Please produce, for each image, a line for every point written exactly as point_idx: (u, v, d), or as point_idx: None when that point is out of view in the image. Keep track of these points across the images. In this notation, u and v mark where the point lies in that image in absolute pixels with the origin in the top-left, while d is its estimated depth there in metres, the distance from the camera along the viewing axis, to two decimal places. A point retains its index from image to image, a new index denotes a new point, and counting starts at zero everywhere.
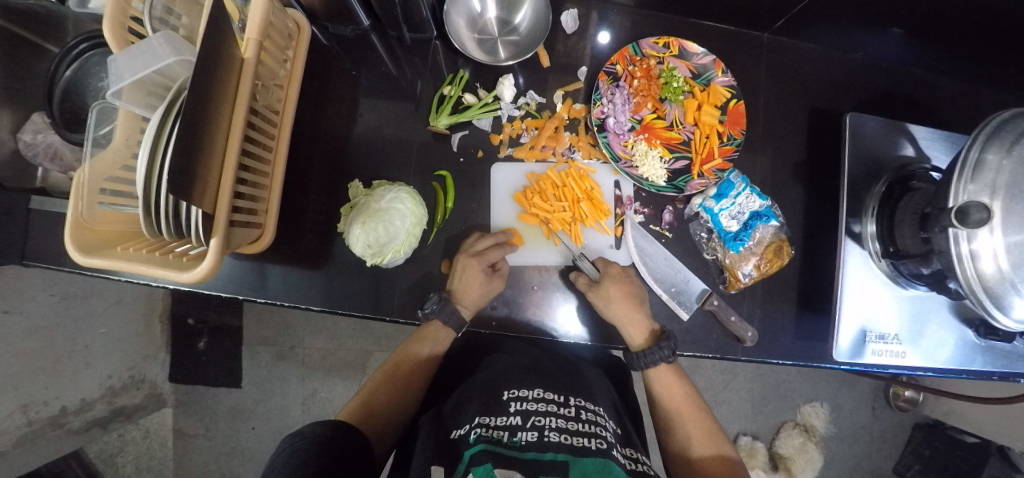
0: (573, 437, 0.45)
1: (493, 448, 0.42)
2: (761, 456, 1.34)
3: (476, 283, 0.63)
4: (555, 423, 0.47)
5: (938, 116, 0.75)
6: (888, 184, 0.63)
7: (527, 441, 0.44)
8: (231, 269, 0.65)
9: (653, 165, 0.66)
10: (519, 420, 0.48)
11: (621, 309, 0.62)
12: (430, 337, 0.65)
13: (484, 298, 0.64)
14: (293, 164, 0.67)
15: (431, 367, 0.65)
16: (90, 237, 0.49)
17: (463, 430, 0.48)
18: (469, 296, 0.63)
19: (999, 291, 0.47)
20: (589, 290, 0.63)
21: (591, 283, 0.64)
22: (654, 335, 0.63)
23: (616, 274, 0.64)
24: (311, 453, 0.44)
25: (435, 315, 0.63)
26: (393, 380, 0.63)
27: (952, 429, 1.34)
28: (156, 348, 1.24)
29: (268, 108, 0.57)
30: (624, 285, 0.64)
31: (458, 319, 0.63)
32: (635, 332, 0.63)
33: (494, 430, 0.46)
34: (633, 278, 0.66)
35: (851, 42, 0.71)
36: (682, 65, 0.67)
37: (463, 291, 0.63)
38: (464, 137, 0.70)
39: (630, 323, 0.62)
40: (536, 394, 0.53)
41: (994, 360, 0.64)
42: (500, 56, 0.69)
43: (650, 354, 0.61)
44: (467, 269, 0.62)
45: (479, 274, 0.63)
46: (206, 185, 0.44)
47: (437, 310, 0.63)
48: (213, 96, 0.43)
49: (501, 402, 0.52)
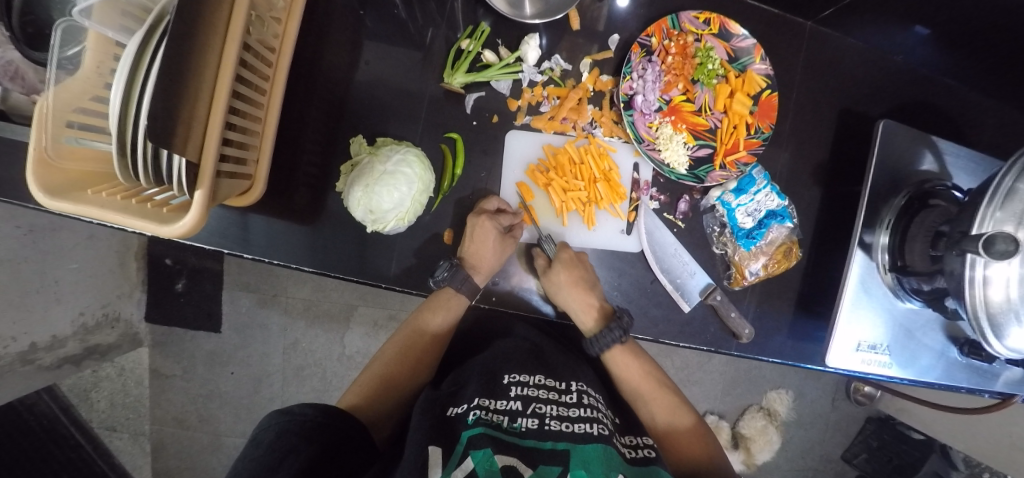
0: (574, 423, 0.44)
1: (492, 433, 0.41)
2: (724, 434, 1.42)
3: (487, 245, 0.60)
4: (555, 412, 0.47)
5: (963, 131, 0.73)
6: (907, 198, 0.62)
7: (527, 428, 0.43)
8: (213, 220, 0.60)
9: (676, 150, 0.62)
10: (519, 405, 0.47)
11: (573, 297, 0.61)
12: (441, 309, 0.63)
13: (497, 262, 0.63)
14: (287, 109, 0.61)
15: (443, 339, 0.64)
16: (55, 177, 0.44)
17: (461, 408, 0.47)
18: (483, 261, 0.61)
19: (1001, 320, 0.49)
20: (542, 275, 0.62)
21: (546, 266, 0.63)
22: (605, 314, 0.63)
23: (568, 259, 0.62)
24: (299, 437, 0.43)
25: (447, 283, 0.60)
26: (406, 355, 0.62)
27: (902, 425, 1.44)
28: (131, 287, 1.19)
29: (262, 45, 0.50)
30: (575, 270, 0.61)
31: (472, 285, 0.61)
32: (586, 317, 0.63)
33: (494, 414, 0.45)
34: (586, 264, 0.64)
35: (896, 43, 0.67)
36: (720, 46, 0.62)
37: (476, 254, 0.60)
38: (480, 99, 0.64)
39: (582, 310, 0.62)
40: (536, 380, 0.52)
41: (969, 376, 0.67)
42: (525, 12, 0.62)
43: (603, 338, 0.61)
44: (478, 231, 0.60)
45: (491, 234, 0.60)
46: (191, 133, 0.39)
47: (450, 278, 0.60)
48: (197, 20, 0.37)
49: (501, 386, 0.51)
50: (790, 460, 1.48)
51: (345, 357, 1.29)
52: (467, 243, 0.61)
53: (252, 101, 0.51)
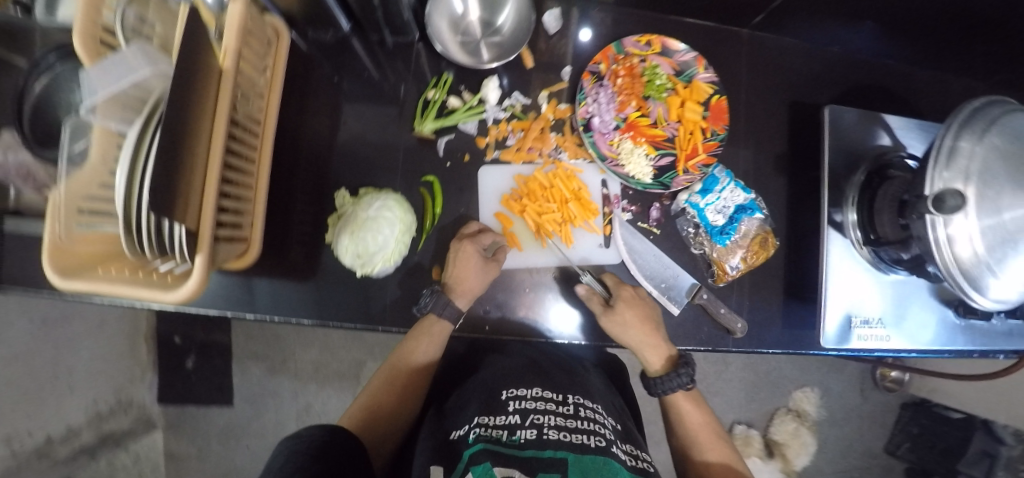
0: (572, 433, 0.45)
1: (492, 448, 0.43)
2: (757, 443, 1.37)
3: (470, 268, 0.62)
4: (554, 421, 0.47)
5: (912, 105, 0.77)
6: (867, 173, 0.65)
7: (525, 439, 0.44)
8: (215, 285, 0.64)
9: (638, 163, 0.67)
10: (518, 419, 0.48)
11: (638, 336, 0.62)
12: (424, 336, 0.62)
13: (482, 284, 0.63)
14: (277, 174, 0.66)
15: (430, 365, 0.65)
16: (73, 259, 0.49)
17: (462, 431, 0.49)
18: (466, 283, 0.62)
19: (976, 273, 0.52)
20: (605, 315, 0.63)
21: (605, 307, 0.63)
22: (672, 360, 0.65)
23: (628, 297, 0.64)
24: (307, 457, 0.44)
25: (430, 309, 0.62)
26: (395, 384, 0.64)
27: (938, 407, 1.39)
28: (141, 370, 1.20)
29: (250, 119, 0.56)
30: (639, 308, 0.63)
31: (455, 310, 0.62)
32: (654, 358, 0.65)
33: (493, 430, 0.46)
34: (647, 300, 0.65)
35: (828, 36, 0.73)
36: (664, 63, 0.68)
37: (459, 277, 0.62)
38: (451, 140, 0.69)
39: (649, 350, 0.64)
40: (534, 393, 0.53)
41: (973, 338, 0.67)
42: (483, 58, 0.67)
43: (669, 381, 0.63)
44: (461, 254, 0.62)
45: (473, 257, 0.63)
46: (188, 205, 0.44)
47: (431, 303, 0.62)
48: (186, 105, 0.42)
49: (501, 402, 0.52)
50: (831, 462, 1.41)
51: None
52: (450, 267, 0.63)
53: (244, 170, 0.56)
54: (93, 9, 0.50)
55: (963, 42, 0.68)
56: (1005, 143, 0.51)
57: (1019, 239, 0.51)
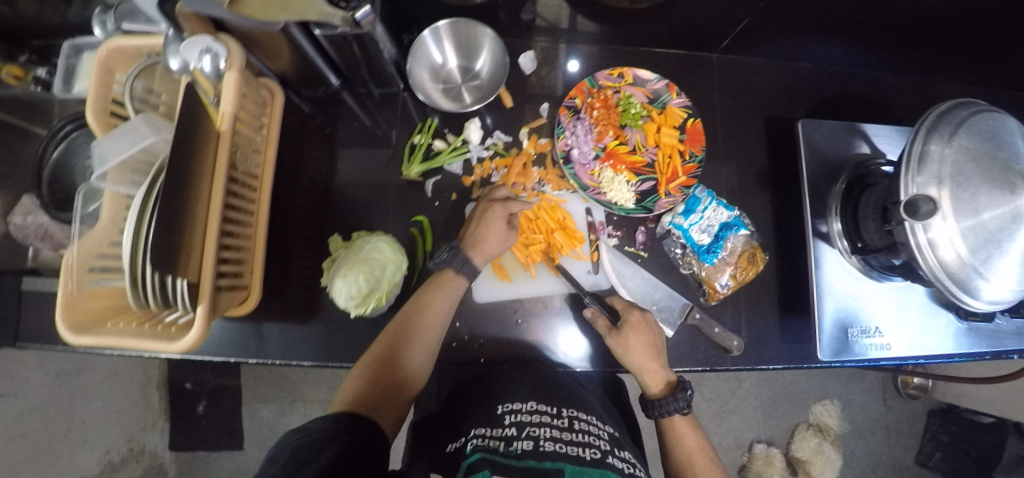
0: (568, 445, 0.46)
1: (490, 457, 0.43)
2: (779, 462, 1.32)
3: (496, 227, 0.64)
4: (549, 433, 0.48)
5: (889, 112, 0.79)
6: (847, 182, 0.65)
7: (522, 450, 0.44)
8: (218, 332, 0.66)
9: (619, 189, 0.69)
10: (514, 430, 0.48)
11: (640, 360, 0.62)
12: (441, 289, 0.62)
13: (501, 246, 0.65)
14: (276, 221, 0.69)
15: (442, 323, 0.61)
16: (82, 315, 0.52)
17: (459, 443, 0.49)
18: (488, 242, 0.64)
19: (963, 276, 0.49)
20: (610, 336, 0.62)
21: (611, 329, 0.63)
22: (670, 384, 0.63)
23: (635, 322, 0.63)
24: (312, 449, 0.45)
25: (446, 264, 0.64)
26: (399, 347, 0.59)
27: (967, 412, 1.33)
28: (154, 417, 1.22)
29: (247, 174, 0.60)
30: (644, 333, 0.62)
31: (472, 268, 0.64)
32: (652, 381, 0.63)
33: (490, 440, 0.47)
34: (652, 324, 0.64)
35: (795, 54, 0.75)
36: (638, 92, 0.71)
37: (483, 234, 0.64)
38: (437, 182, 0.72)
39: (649, 372, 0.62)
40: (529, 406, 0.53)
41: (979, 341, 0.65)
42: (466, 102, 0.71)
43: (667, 404, 0.61)
44: (489, 214, 0.65)
45: (500, 218, 0.65)
46: (190, 258, 0.47)
47: (450, 258, 0.64)
48: (187, 167, 0.45)
49: (496, 415, 0.52)
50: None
51: None
52: (474, 225, 0.65)
53: (243, 221, 0.59)
54: (104, 83, 0.56)
55: (929, 49, 0.70)
56: (974, 145, 0.49)
57: (1003, 239, 0.49)
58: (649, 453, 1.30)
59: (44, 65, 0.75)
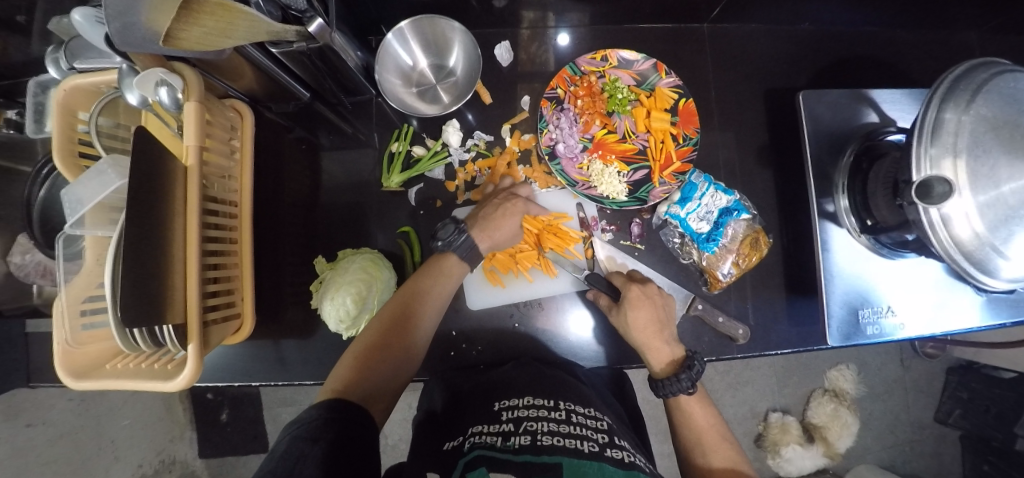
0: (566, 438, 0.44)
1: (487, 453, 0.41)
2: (795, 429, 1.32)
3: (510, 219, 0.65)
4: (547, 427, 0.46)
5: (901, 71, 0.73)
6: (854, 155, 0.61)
7: (520, 445, 0.43)
8: (218, 358, 0.66)
9: (610, 182, 0.66)
10: (511, 426, 0.47)
11: (642, 337, 0.60)
12: (441, 276, 0.62)
13: (507, 238, 0.65)
14: (263, 242, 0.68)
15: (437, 310, 0.60)
16: (80, 359, 0.51)
17: (457, 441, 0.48)
18: (498, 231, 0.64)
19: (981, 256, 0.46)
20: (612, 314, 0.62)
21: (613, 305, 0.62)
22: (677, 361, 0.61)
23: (635, 297, 0.61)
24: (307, 441, 0.43)
25: (449, 248, 0.63)
26: (389, 339, 0.57)
27: (987, 367, 1.30)
28: (181, 428, 1.26)
29: (225, 202, 0.58)
30: (647, 308, 0.60)
31: (472, 249, 0.64)
32: (655, 357, 0.61)
33: (487, 436, 0.45)
34: (658, 301, 0.62)
35: (794, 16, 0.70)
36: (624, 75, 0.67)
37: (495, 222, 0.64)
38: (420, 190, 0.70)
39: (649, 348, 0.61)
40: (525, 401, 0.51)
41: (1000, 310, 0.61)
42: (444, 102, 0.68)
43: (671, 384, 0.59)
44: (507, 206, 0.65)
45: (517, 212, 0.65)
46: (173, 301, 0.46)
47: (453, 239, 0.63)
48: (154, 202, 0.44)
49: (492, 412, 0.51)
50: (878, 438, 1.35)
51: (388, 446, 1.30)
52: (490, 209, 0.64)
53: (226, 251, 0.58)
54: (68, 124, 0.54)
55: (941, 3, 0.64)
56: (994, 112, 0.45)
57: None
58: (664, 430, 1.31)
59: (13, 107, 0.73)
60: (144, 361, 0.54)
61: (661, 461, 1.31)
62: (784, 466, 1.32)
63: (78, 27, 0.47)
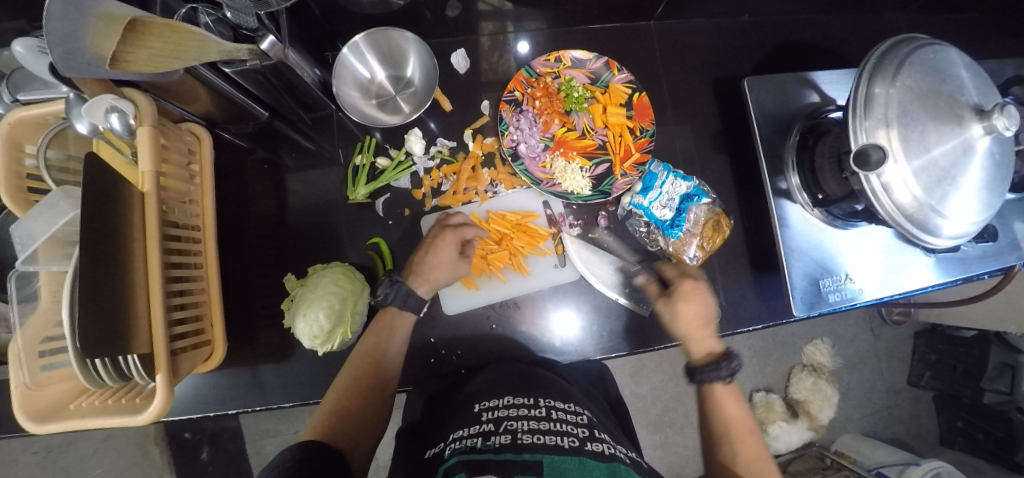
0: (546, 436, 0.44)
1: (468, 457, 0.41)
2: (779, 407, 1.35)
3: (445, 256, 0.63)
4: (527, 426, 0.46)
5: (836, 53, 0.77)
6: (800, 134, 0.65)
7: (500, 443, 0.43)
8: (189, 389, 0.64)
9: (574, 178, 0.68)
10: (492, 426, 0.47)
11: (686, 325, 0.61)
12: (383, 329, 0.60)
13: (448, 277, 0.64)
14: (232, 265, 0.67)
15: (391, 360, 0.59)
16: (41, 402, 0.49)
17: (438, 447, 0.48)
18: (434, 270, 0.63)
19: (922, 217, 0.49)
20: (661, 302, 0.64)
21: (663, 295, 0.64)
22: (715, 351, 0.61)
23: (688, 288, 0.62)
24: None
25: (388, 301, 0.61)
26: (355, 386, 0.57)
27: (950, 328, 1.37)
28: (158, 472, 1.20)
29: (187, 226, 0.57)
30: (695, 299, 0.62)
31: (415, 300, 0.62)
32: (697, 345, 0.61)
33: (467, 439, 0.45)
34: (704, 294, 0.63)
35: (733, 9, 0.74)
36: (578, 74, 0.70)
37: (430, 261, 0.63)
38: (388, 200, 0.70)
39: (693, 335, 0.61)
40: (505, 401, 0.52)
41: (946, 268, 0.66)
42: (405, 111, 0.68)
43: (710, 371, 0.59)
44: (440, 243, 0.64)
45: (451, 249, 0.64)
46: (136, 329, 0.45)
47: (393, 293, 0.61)
48: (109, 232, 0.43)
49: (473, 414, 0.51)
50: (857, 407, 1.40)
51: (380, 467, 1.27)
52: (422, 251, 0.64)
53: (191, 276, 0.56)
54: (14, 159, 0.52)
55: None
56: (916, 83, 0.49)
57: (956, 174, 0.48)
58: (655, 420, 1.33)
59: None
60: (111, 397, 0.52)
61: (655, 452, 1.32)
62: (773, 445, 1.35)
63: (20, 58, 0.46)
